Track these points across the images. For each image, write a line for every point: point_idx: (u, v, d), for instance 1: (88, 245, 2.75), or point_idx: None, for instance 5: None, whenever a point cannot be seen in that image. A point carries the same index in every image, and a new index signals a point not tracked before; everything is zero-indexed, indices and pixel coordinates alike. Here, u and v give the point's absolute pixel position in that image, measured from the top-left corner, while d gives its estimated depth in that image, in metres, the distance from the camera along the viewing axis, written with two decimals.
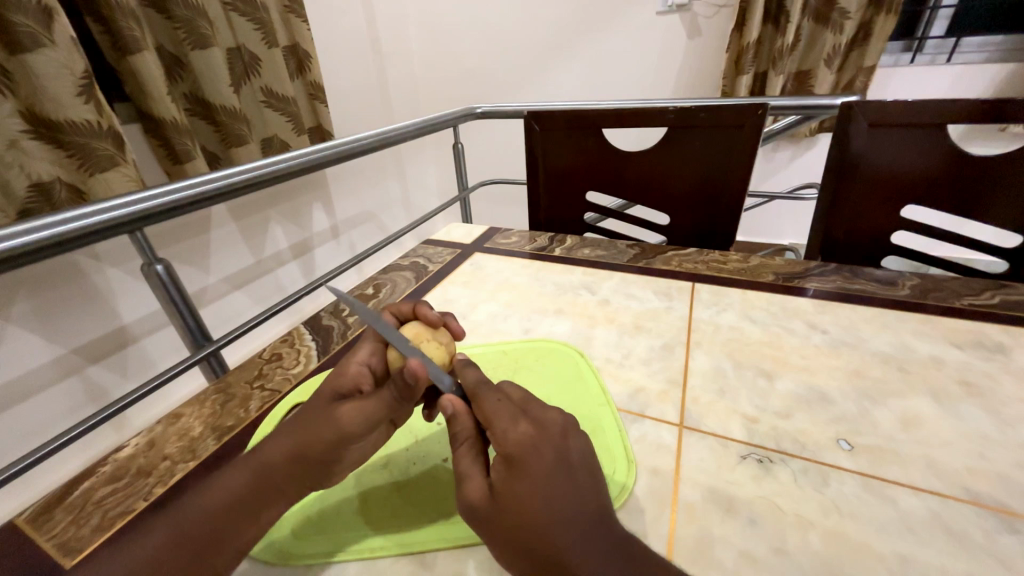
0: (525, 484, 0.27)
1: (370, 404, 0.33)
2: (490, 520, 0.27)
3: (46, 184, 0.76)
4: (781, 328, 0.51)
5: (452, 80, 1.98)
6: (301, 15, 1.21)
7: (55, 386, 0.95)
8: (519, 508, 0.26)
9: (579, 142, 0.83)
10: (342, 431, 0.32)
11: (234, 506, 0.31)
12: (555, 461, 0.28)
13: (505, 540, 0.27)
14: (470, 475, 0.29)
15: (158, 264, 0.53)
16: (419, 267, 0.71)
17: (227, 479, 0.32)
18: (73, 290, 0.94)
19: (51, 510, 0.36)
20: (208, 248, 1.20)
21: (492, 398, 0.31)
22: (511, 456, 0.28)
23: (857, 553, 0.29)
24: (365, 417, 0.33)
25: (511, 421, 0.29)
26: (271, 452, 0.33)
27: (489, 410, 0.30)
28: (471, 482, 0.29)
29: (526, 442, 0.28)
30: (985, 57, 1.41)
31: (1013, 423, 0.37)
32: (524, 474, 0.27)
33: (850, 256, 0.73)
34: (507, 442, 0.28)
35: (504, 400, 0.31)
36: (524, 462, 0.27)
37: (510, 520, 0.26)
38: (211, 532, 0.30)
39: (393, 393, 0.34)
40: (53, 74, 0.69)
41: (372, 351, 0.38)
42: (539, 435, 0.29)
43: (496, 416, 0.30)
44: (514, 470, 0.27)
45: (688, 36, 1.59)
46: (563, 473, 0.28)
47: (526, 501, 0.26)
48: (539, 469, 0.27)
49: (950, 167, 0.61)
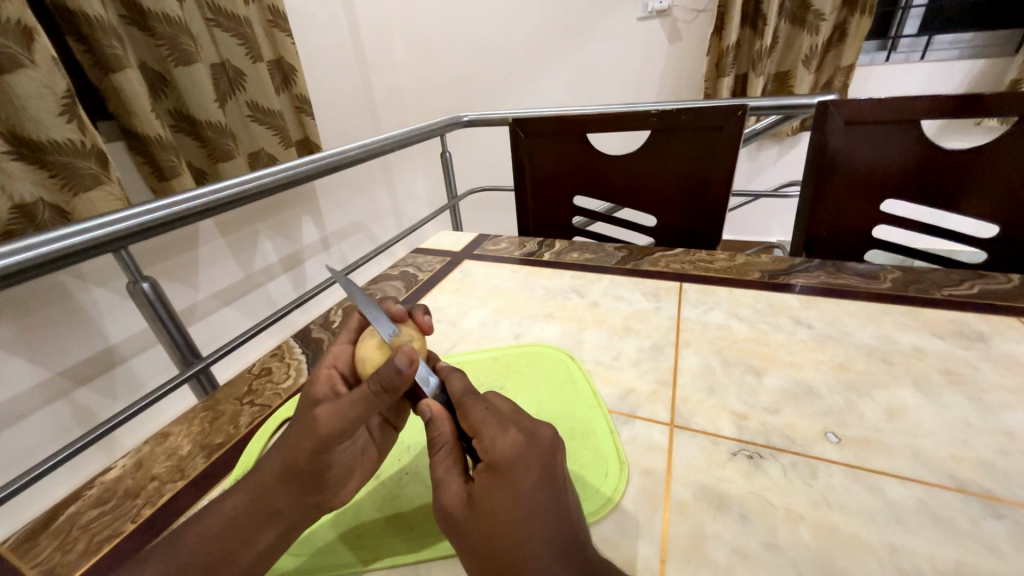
0: (509, 494, 0.27)
1: (345, 402, 0.31)
2: (466, 526, 0.28)
3: (29, 206, 0.75)
4: (768, 324, 0.51)
5: (437, 90, 2.00)
6: (285, 29, 1.21)
7: (42, 409, 0.94)
8: (500, 517, 0.27)
9: (564, 147, 0.84)
10: (321, 436, 0.31)
11: (232, 529, 0.32)
12: (541, 475, 0.28)
13: (478, 549, 0.27)
14: (448, 482, 0.29)
15: (144, 281, 0.52)
16: (409, 276, 0.71)
17: (227, 503, 0.33)
18: (59, 312, 0.93)
19: (35, 537, 0.35)
20: (197, 265, 1.19)
21: (479, 406, 0.31)
22: (496, 466, 0.28)
23: (846, 544, 0.29)
24: (342, 417, 0.31)
25: (498, 429, 0.29)
26: (262, 472, 0.33)
27: (476, 419, 0.30)
28: (448, 488, 0.29)
29: (513, 452, 0.28)
30: (957, 53, 1.45)
31: (994, 409, 0.38)
32: (508, 483, 0.27)
33: (833, 251, 0.74)
34: (495, 451, 0.28)
35: (491, 410, 0.31)
36: (507, 469, 0.28)
37: (488, 529, 0.27)
38: (214, 557, 0.31)
39: (374, 386, 0.31)
40: (34, 95, 0.69)
41: (338, 355, 0.37)
42: (526, 446, 0.29)
43: (483, 424, 0.30)
44: (499, 478, 0.27)
45: (669, 41, 1.61)
46: (546, 486, 0.28)
47: (505, 511, 0.27)
48: (522, 477, 0.27)
49: (924, 160, 0.63)
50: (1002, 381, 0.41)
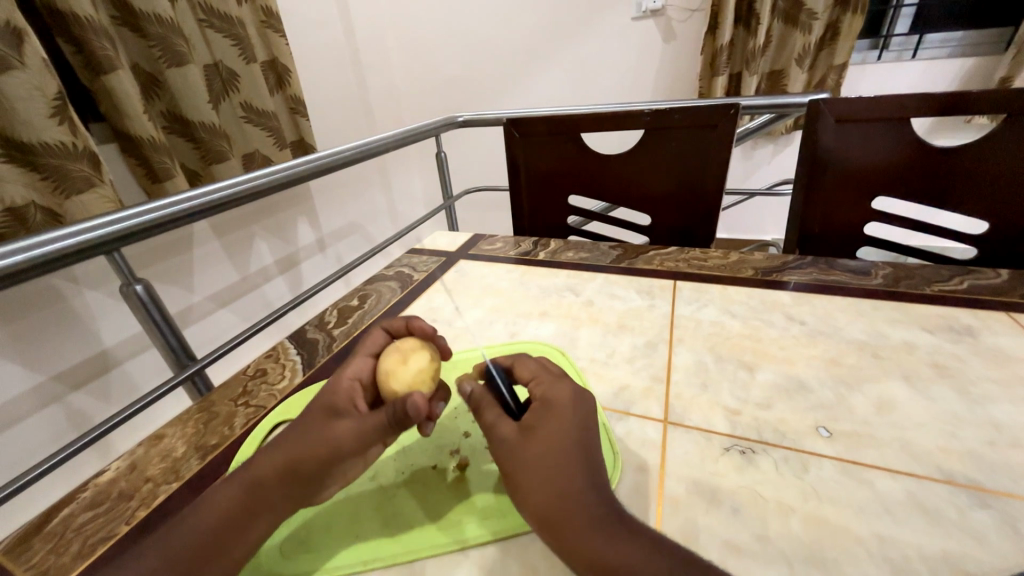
0: (557, 427, 0.30)
1: (366, 424, 0.33)
2: (512, 457, 0.30)
3: (20, 209, 0.74)
4: (761, 320, 0.52)
5: (432, 90, 2.00)
6: (279, 30, 1.21)
7: (36, 413, 0.93)
8: (548, 445, 0.30)
9: (558, 147, 0.84)
10: (336, 448, 0.33)
11: (224, 519, 0.31)
12: (583, 419, 0.31)
13: (523, 470, 0.29)
14: (501, 423, 0.32)
15: (137, 283, 0.52)
16: (404, 276, 0.71)
17: (218, 494, 0.32)
18: (52, 316, 0.93)
19: (29, 540, 0.35)
20: (192, 267, 1.18)
21: (532, 363, 0.36)
22: (547, 405, 0.32)
23: (837, 536, 0.30)
24: (362, 436, 0.33)
25: (551, 382, 0.34)
26: (261, 467, 0.33)
27: (530, 373, 0.35)
28: (504, 424, 0.32)
29: (565, 397, 0.32)
30: (948, 52, 1.46)
31: (983, 402, 0.39)
32: (557, 420, 0.31)
33: (825, 248, 0.75)
34: (547, 396, 0.32)
35: (541, 368, 0.35)
36: (557, 409, 0.31)
37: (533, 456, 0.29)
38: (202, 548, 0.30)
39: (390, 417, 0.33)
40: (25, 97, 0.68)
41: (362, 366, 0.38)
42: (574, 396, 0.32)
43: (538, 376, 0.35)
44: (548, 416, 0.31)
45: (663, 40, 1.62)
46: (587, 429, 0.31)
47: (551, 440, 0.30)
48: (570, 417, 0.31)
49: (914, 158, 0.63)
50: (991, 374, 0.41)
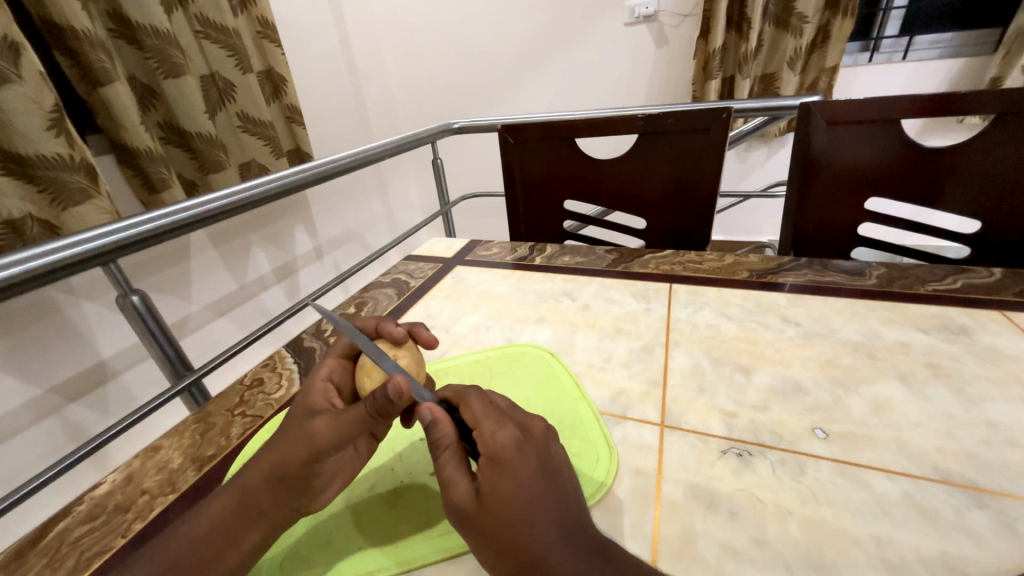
0: (511, 484, 0.27)
1: (344, 419, 0.32)
2: (476, 521, 0.28)
3: (17, 222, 0.75)
4: (757, 323, 0.52)
5: (429, 98, 2.01)
6: (275, 40, 1.21)
7: (33, 426, 0.93)
8: (504, 510, 0.27)
9: (553, 152, 0.85)
10: (315, 446, 0.32)
11: (217, 530, 0.31)
12: (539, 464, 0.29)
13: (491, 544, 0.27)
14: (455, 480, 0.29)
15: (134, 294, 0.51)
16: (401, 283, 0.71)
17: (212, 505, 0.33)
18: (48, 327, 0.92)
19: (25, 554, 0.35)
20: (189, 276, 1.18)
21: (479, 400, 0.32)
22: (496, 457, 0.29)
23: (835, 537, 0.30)
24: (339, 429, 0.32)
25: (496, 423, 0.30)
26: (250, 477, 0.33)
27: (475, 414, 0.31)
28: (457, 486, 0.29)
29: (512, 444, 0.29)
30: (938, 53, 1.48)
31: (978, 401, 0.39)
32: (510, 473, 0.28)
33: (820, 249, 0.75)
34: (494, 444, 0.29)
35: (491, 405, 0.32)
36: (509, 463, 0.28)
37: (495, 523, 0.27)
38: (197, 558, 0.30)
39: (371, 408, 0.32)
40: (21, 110, 0.69)
41: (333, 368, 0.39)
42: (522, 439, 0.29)
43: (484, 418, 0.31)
44: (499, 471, 0.28)
45: (655, 46, 1.64)
46: (545, 476, 0.28)
47: (511, 502, 0.27)
48: (524, 471, 0.28)
49: (907, 159, 0.64)
50: (985, 373, 0.41)
